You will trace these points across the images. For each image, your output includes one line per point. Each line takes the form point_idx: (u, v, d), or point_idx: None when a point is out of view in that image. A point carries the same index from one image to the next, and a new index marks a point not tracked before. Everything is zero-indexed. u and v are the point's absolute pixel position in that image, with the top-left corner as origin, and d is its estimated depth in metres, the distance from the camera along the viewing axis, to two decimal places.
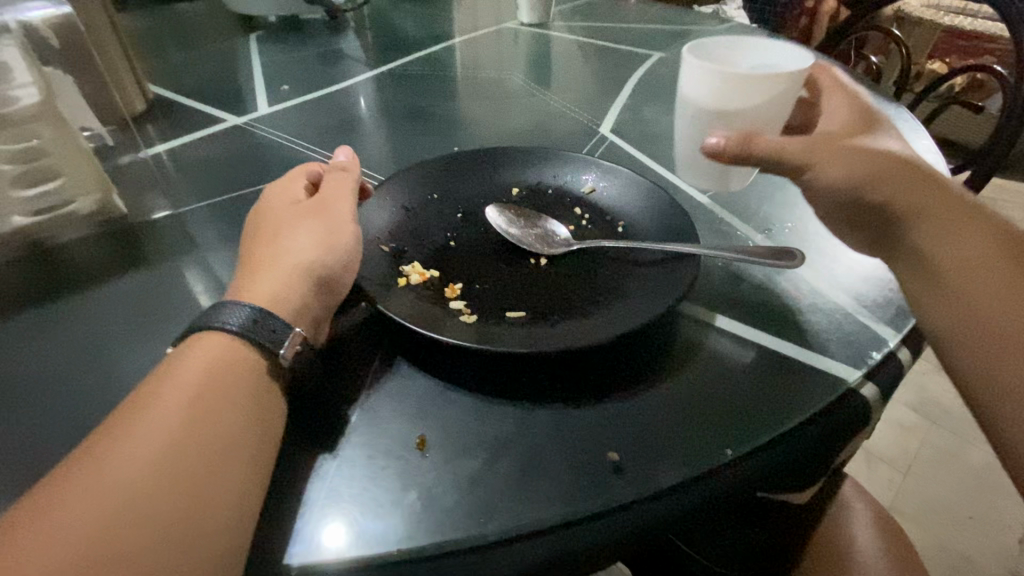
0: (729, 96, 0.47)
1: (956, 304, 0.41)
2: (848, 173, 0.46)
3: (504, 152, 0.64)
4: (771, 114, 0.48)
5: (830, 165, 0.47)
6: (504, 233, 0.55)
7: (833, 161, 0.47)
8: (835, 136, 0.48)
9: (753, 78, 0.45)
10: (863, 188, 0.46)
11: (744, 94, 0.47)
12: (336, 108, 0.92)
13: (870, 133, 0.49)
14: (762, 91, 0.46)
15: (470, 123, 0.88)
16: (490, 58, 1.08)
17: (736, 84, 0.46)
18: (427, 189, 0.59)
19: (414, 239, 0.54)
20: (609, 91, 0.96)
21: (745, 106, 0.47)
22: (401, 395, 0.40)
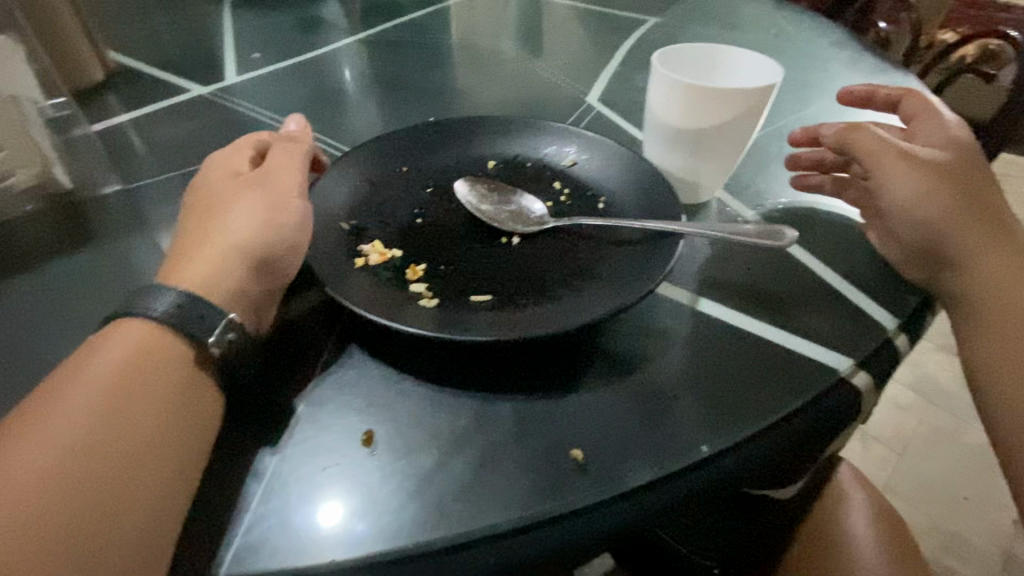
0: (685, 112, 0.50)
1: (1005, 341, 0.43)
2: (919, 195, 0.45)
3: (481, 122, 0.59)
4: (733, 127, 0.50)
5: (903, 183, 0.46)
6: (474, 209, 0.51)
7: (907, 181, 0.46)
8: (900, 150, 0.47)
9: (705, 96, 0.48)
10: (932, 211, 0.45)
11: (698, 112, 0.49)
12: (310, 77, 0.87)
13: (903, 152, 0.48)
14: (716, 111, 0.49)
15: (451, 92, 0.83)
16: (477, 24, 1.02)
17: (692, 100, 0.49)
18: (395, 161, 0.55)
19: (378, 216, 0.50)
20: (599, 58, 0.91)
21: (700, 125, 0.50)
22: (351, 388, 0.37)
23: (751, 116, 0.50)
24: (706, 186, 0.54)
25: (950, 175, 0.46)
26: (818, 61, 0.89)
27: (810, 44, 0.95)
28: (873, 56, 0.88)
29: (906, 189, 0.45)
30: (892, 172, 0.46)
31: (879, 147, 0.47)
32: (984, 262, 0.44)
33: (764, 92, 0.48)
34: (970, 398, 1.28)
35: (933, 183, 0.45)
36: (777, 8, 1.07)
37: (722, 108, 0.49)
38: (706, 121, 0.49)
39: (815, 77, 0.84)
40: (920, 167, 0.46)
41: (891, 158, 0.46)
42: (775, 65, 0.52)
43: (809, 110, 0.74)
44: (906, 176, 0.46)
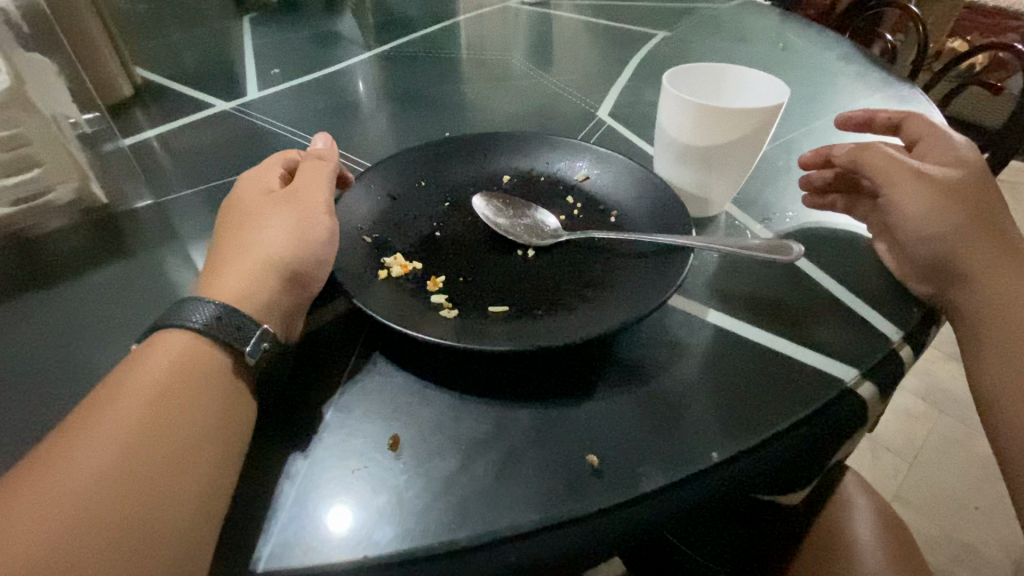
0: (694, 131, 0.51)
1: (1012, 355, 0.44)
2: (928, 211, 0.46)
3: (496, 137, 0.62)
4: (742, 146, 0.52)
5: (912, 200, 0.47)
6: (492, 223, 0.53)
7: (916, 199, 0.47)
8: (911, 168, 0.48)
9: (714, 117, 0.50)
10: (941, 227, 0.46)
11: (707, 132, 0.51)
12: (328, 92, 0.89)
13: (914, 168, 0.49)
14: (724, 131, 0.50)
15: (465, 106, 0.85)
16: (491, 39, 1.05)
17: (700, 121, 0.51)
18: (414, 176, 0.57)
19: (400, 230, 0.52)
20: (609, 72, 0.93)
21: (709, 143, 0.52)
22: (377, 395, 0.39)
23: (759, 135, 0.51)
24: (715, 201, 0.56)
25: (963, 193, 0.47)
26: (824, 75, 0.91)
27: (817, 57, 0.96)
28: (880, 70, 0.90)
29: (916, 205, 0.47)
30: (903, 188, 0.48)
31: (890, 164, 0.49)
32: (995, 281, 0.45)
33: (772, 112, 0.50)
34: None
35: (942, 200, 0.46)
36: (785, 21, 1.09)
37: (731, 128, 0.50)
38: (716, 139, 0.51)
39: (822, 91, 0.86)
40: (931, 184, 0.47)
41: (901, 175, 0.48)
42: (782, 83, 0.53)
43: (816, 124, 0.76)
44: (918, 192, 0.47)
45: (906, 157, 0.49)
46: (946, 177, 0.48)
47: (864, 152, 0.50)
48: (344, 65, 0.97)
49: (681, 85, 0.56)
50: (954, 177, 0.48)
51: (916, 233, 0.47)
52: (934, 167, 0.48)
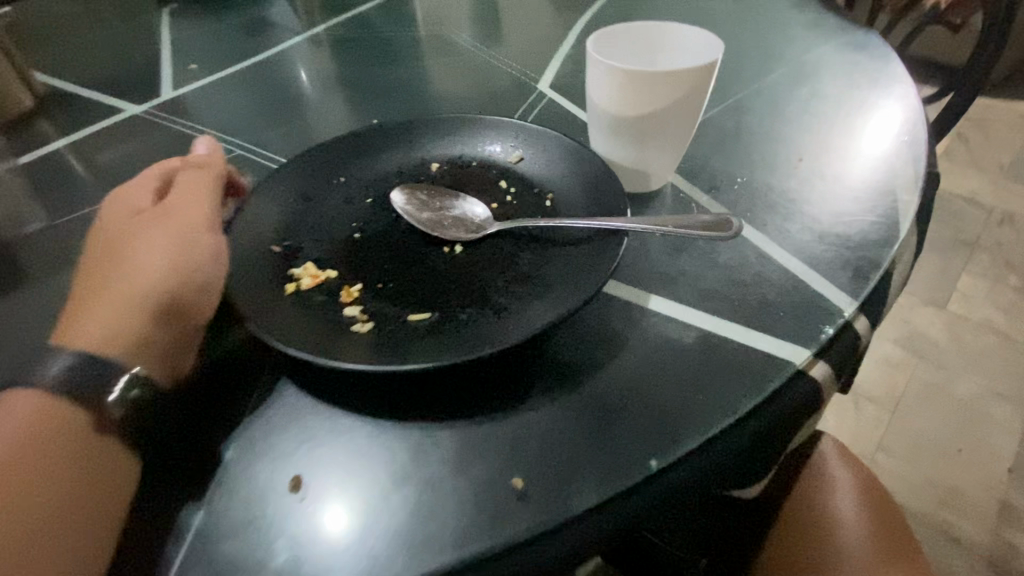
0: (626, 100, 0.47)
1: None
2: None
3: (421, 121, 0.57)
4: (679, 110, 0.47)
5: None
6: (413, 220, 0.48)
7: None
8: None
9: (644, 81, 0.45)
10: None
11: (637, 99, 0.47)
12: (251, 85, 0.83)
13: None
14: (655, 96, 0.46)
15: (398, 88, 0.80)
16: (427, 12, 0.98)
17: (631, 88, 0.46)
18: (331, 173, 0.53)
19: (314, 236, 0.47)
20: (551, 40, 0.87)
21: (641, 112, 0.47)
22: (283, 427, 0.35)
23: (693, 96, 0.47)
24: (657, 174, 0.51)
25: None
26: (777, 26, 0.86)
27: (771, 7, 0.91)
28: (835, 18, 0.85)
29: None
30: None
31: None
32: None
33: (705, 71, 0.45)
34: (959, 351, 1.28)
35: None
36: None
37: (660, 93, 0.46)
38: (649, 106, 0.47)
39: (776, 45, 0.81)
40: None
41: None
42: (712, 34, 0.48)
43: (767, 81, 0.72)
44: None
45: None
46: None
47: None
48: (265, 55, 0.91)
49: (605, 50, 0.50)
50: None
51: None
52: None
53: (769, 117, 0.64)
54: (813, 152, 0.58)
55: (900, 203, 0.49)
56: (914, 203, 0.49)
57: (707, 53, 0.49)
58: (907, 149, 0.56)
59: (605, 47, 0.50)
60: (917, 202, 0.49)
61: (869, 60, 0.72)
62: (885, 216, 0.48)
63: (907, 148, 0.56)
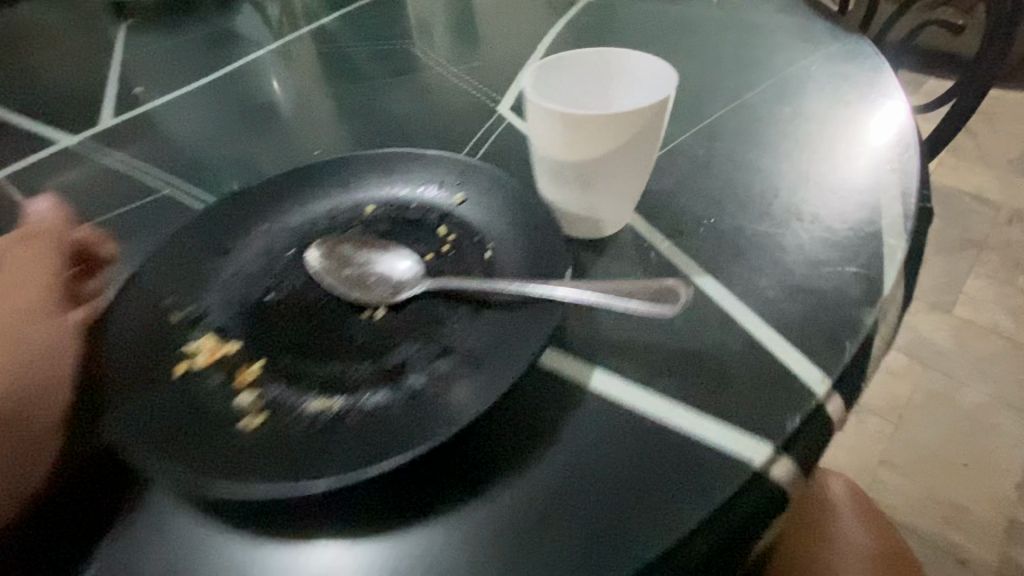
0: (570, 146, 0.42)
1: None
2: None
3: (360, 159, 0.52)
4: (629, 152, 0.42)
5: None
6: (327, 284, 0.42)
7: None
8: None
9: (587, 126, 0.40)
10: None
11: (582, 144, 0.41)
12: (195, 106, 0.76)
13: None
14: (600, 141, 0.41)
15: (350, 107, 0.73)
16: (386, 16, 0.91)
17: (574, 132, 0.41)
18: (254, 220, 0.48)
19: (223, 301, 0.42)
20: (518, 48, 0.81)
21: (587, 158, 0.42)
22: (162, 553, 0.32)
23: (647, 137, 0.42)
24: (610, 221, 0.45)
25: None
26: (761, 31, 0.79)
27: (756, 13, 0.85)
28: (824, 24, 0.79)
29: None
30: None
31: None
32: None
33: (655, 110, 0.40)
34: (965, 358, 1.22)
35: None
36: None
37: (609, 136, 0.41)
38: (597, 150, 0.41)
39: (760, 56, 0.74)
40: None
41: None
42: (665, 65, 0.43)
43: (750, 98, 0.64)
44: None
45: None
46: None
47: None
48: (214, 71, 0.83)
49: (546, 83, 0.44)
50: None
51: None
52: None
53: (746, 141, 0.58)
54: (793, 183, 0.52)
55: (886, 248, 0.44)
56: (902, 248, 0.44)
57: (659, 85, 0.43)
58: (897, 179, 0.50)
59: (546, 82, 0.44)
60: (904, 247, 0.44)
61: (859, 72, 0.66)
62: (868, 265, 0.43)
63: (898, 179, 0.51)
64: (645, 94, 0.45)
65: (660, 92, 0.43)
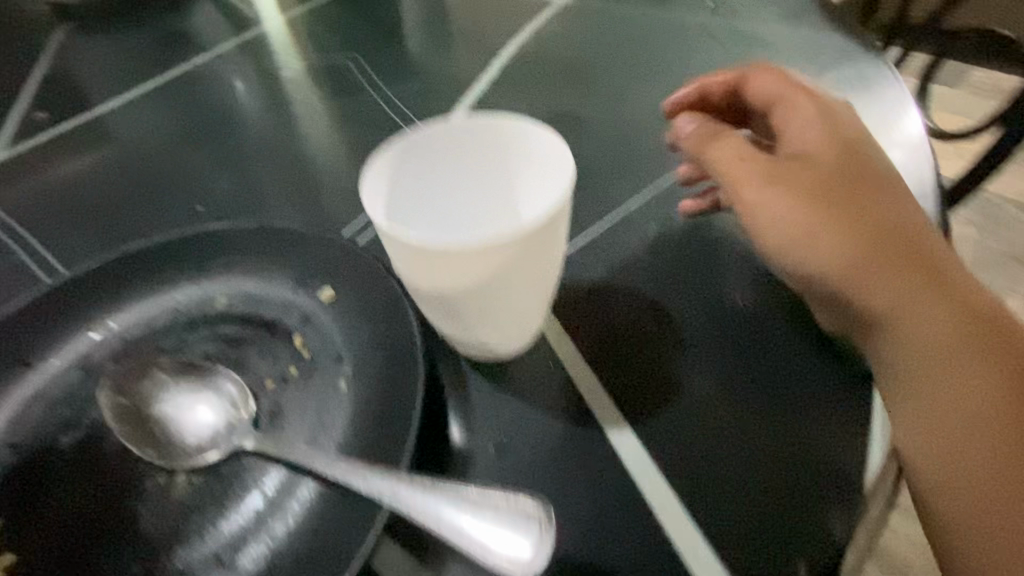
0: (426, 277, 0.32)
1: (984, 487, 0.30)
2: (833, 249, 0.33)
3: (220, 233, 0.42)
4: (504, 279, 0.32)
5: (815, 238, 0.33)
6: (126, 439, 0.34)
7: (860, 252, 0.33)
8: (835, 207, 0.34)
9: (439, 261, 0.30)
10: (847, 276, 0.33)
11: (440, 277, 0.32)
12: (89, 136, 0.65)
13: (825, 213, 0.34)
14: (461, 274, 0.31)
15: (261, 145, 0.62)
16: (326, 22, 0.78)
17: (427, 265, 0.31)
18: (72, 320, 0.39)
19: (8, 444, 0.34)
20: (469, 62, 0.67)
21: (449, 289, 0.32)
22: None
23: (529, 258, 0.32)
24: (499, 341, 0.35)
25: (847, 189, 0.34)
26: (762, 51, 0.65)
27: (758, 23, 0.71)
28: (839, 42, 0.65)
29: (822, 245, 0.33)
30: (799, 232, 0.34)
31: (737, 157, 0.36)
32: (911, 327, 0.32)
33: (529, 233, 0.30)
34: None
35: (847, 237, 0.33)
36: None
37: (469, 271, 0.31)
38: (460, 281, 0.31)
39: None
40: (798, 181, 0.35)
41: (799, 191, 0.34)
42: (565, 160, 0.33)
43: None
44: (770, 190, 0.35)
45: (795, 171, 0.35)
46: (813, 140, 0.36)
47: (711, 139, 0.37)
48: (120, 83, 0.72)
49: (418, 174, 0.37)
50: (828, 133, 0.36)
51: (779, 251, 0.35)
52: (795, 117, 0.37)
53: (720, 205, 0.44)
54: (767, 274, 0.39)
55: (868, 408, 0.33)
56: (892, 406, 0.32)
57: (551, 180, 0.34)
58: None
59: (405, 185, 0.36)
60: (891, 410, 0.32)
61: (869, 122, 0.53)
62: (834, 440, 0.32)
63: None
64: (545, 192, 0.35)
65: (553, 192, 0.34)
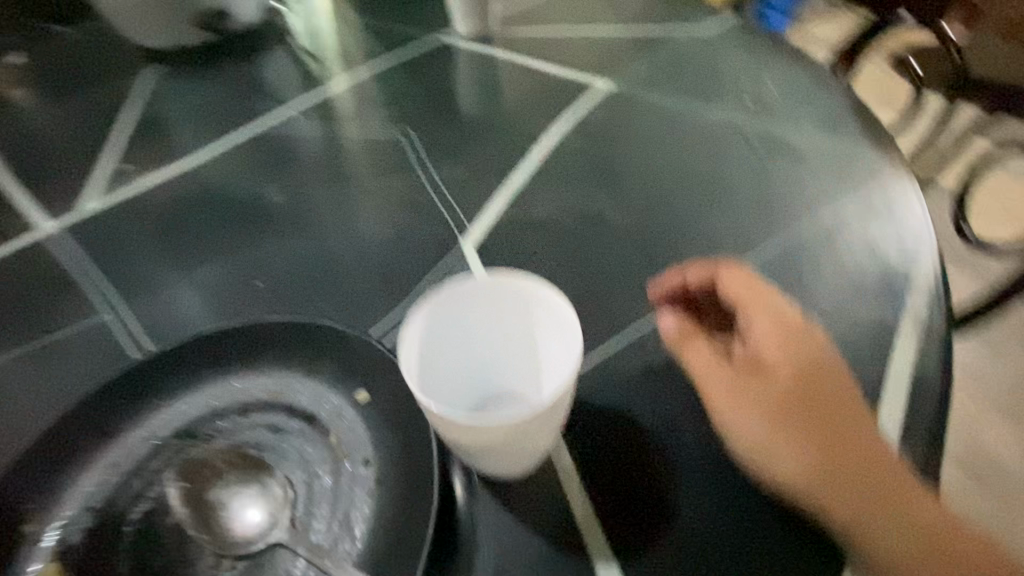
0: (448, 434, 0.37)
1: None
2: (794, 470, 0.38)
3: (274, 328, 0.48)
4: (514, 434, 0.37)
5: (778, 456, 0.38)
6: (184, 518, 0.40)
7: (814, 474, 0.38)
8: (794, 428, 0.39)
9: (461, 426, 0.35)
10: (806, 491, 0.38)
11: (459, 434, 0.36)
12: (167, 193, 0.73)
13: (789, 430, 0.39)
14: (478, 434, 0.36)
15: (315, 219, 0.68)
16: (385, 95, 0.85)
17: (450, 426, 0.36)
18: (149, 396, 0.46)
19: (89, 507, 0.41)
20: (510, 155, 0.73)
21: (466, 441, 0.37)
22: None
23: (540, 418, 0.36)
24: (506, 468, 0.40)
25: (807, 410, 0.39)
26: (790, 165, 0.67)
27: (794, 128, 0.73)
28: (873, 159, 0.66)
29: (782, 464, 0.38)
30: (763, 451, 0.39)
31: (716, 377, 0.40)
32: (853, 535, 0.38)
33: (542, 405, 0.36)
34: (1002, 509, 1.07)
35: (804, 459, 0.38)
36: (764, 65, 0.83)
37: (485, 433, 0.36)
38: (479, 440, 0.36)
39: (780, 198, 0.63)
40: (760, 404, 0.39)
41: (763, 416, 0.39)
42: (574, 329, 0.38)
43: None
44: (742, 413, 0.39)
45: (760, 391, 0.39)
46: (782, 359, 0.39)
47: (688, 345, 0.41)
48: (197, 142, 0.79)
49: (445, 322, 0.42)
50: (795, 347, 0.40)
51: (742, 458, 0.40)
52: (765, 329, 0.40)
53: None
54: None
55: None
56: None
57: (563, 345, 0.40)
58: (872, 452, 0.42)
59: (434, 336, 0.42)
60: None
61: (879, 259, 0.56)
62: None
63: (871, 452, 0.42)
64: (558, 350, 0.41)
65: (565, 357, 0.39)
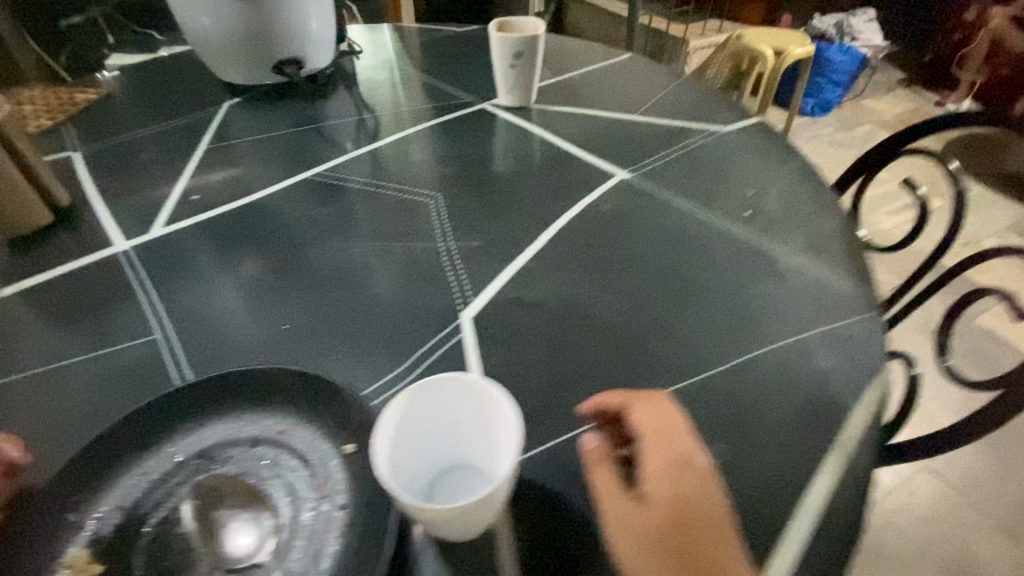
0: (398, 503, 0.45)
1: None
2: None
3: (286, 377, 0.57)
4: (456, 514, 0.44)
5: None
6: (190, 531, 0.49)
7: None
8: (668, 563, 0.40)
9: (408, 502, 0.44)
10: None
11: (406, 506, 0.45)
12: (228, 230, 0.86)
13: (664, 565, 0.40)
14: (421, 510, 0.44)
15: (343, 272, 0.79)
16: (425, 165, 0.96)
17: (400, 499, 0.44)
18: (182, 420, 0.56)
19: (121, 506, 0.51)
20: (522, 238, 0.82)
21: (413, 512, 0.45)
22: None
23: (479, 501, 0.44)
24: (453, 534, 0.48)
25: (683, 546, 0.40)
26: (771, 283, 0.74)
27: (784, 246, 0.79)
28: (847, 290, 0.72)
29: None
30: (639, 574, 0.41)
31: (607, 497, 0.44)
32: None
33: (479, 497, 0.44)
34: None
35: None
36: (769, 179, 0.90)
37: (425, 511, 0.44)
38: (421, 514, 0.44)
39: (752, 316, 0.70)
40: (639, 531, 0.42)
41: (641, 542, 0.41)
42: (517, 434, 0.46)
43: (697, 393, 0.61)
44: (625, 535, 0.42)
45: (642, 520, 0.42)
46: (663, 494, 0.41)
47: (596, 465, 0.45)
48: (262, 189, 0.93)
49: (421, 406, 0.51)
50: (679, 484, 0.42)
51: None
52: (653, 465, 0.42)
53: None
54: None
55: None
56: None
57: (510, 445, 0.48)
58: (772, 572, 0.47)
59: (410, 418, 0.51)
60: None
61: (828, 390, 0.61)
62: None
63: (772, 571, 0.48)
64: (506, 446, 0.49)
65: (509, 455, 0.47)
